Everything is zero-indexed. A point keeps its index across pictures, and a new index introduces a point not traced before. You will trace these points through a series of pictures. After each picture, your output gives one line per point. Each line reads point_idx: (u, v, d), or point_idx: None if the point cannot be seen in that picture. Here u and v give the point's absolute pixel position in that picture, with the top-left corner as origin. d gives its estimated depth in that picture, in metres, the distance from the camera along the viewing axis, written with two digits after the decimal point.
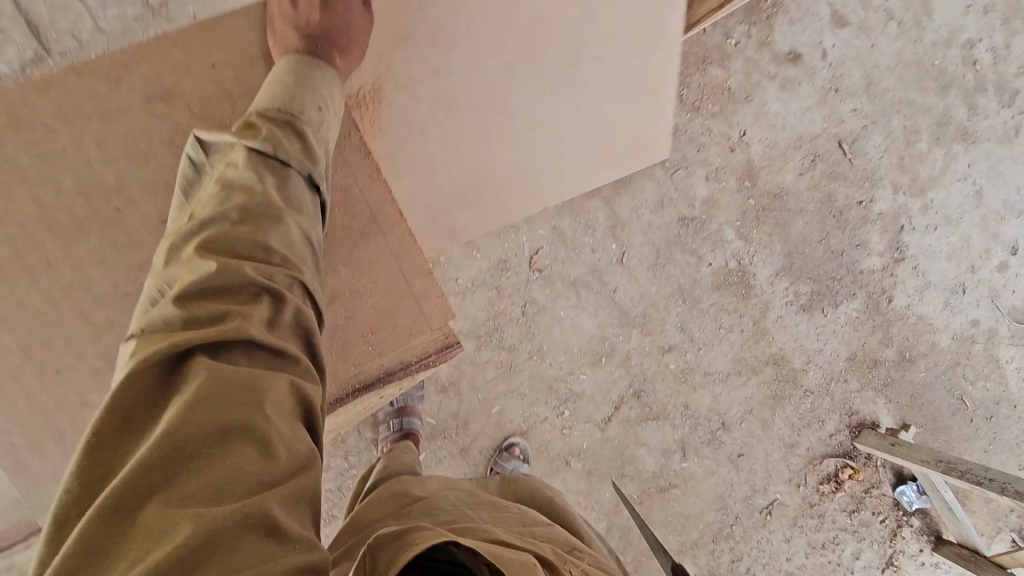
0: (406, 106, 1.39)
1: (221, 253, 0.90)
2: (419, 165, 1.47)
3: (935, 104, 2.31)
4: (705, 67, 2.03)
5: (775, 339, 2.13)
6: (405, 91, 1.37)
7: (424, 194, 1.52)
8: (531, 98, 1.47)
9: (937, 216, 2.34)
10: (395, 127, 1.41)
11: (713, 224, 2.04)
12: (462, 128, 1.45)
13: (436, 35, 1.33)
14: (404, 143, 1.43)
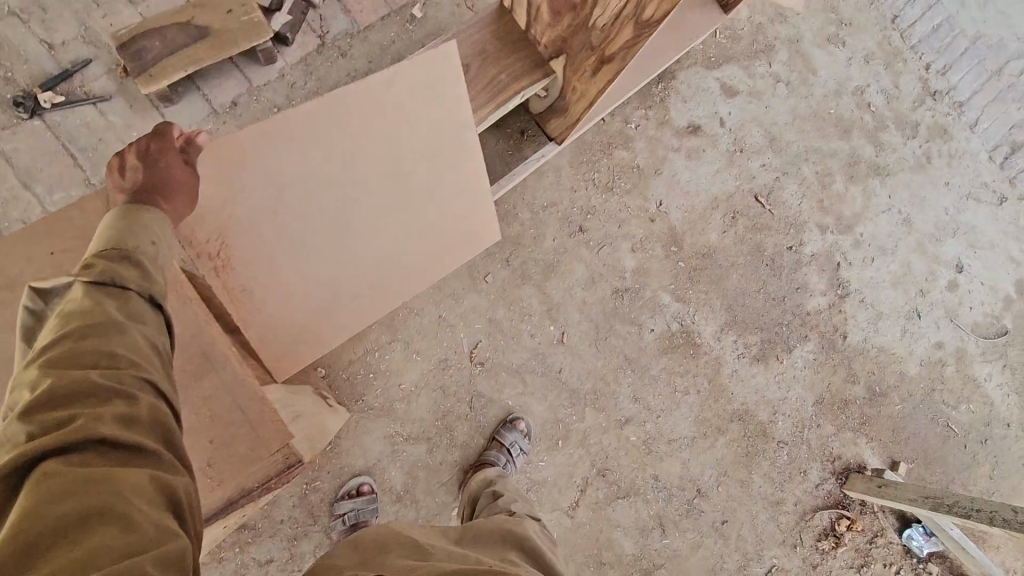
0: (251, 251, 1.39)
1: (63, 367, 0.80)
2: (275, 302, 1.47)
3: (841, 147, 2.46)
4: (611, 150, 2.17)
5: (735, 395, 2.13)
6: (247, 236, 1.37)
7: (281, 320, 1.50)
8: (381, 219, 1.52)
9: (871, 248, 2.41)
10: (243, 272, 1.39)
11: (648, 291, 2.11)
12: (314, 257, 1.48)
13: (274, 180, 1.35)
14: (256, 284, 1.42)
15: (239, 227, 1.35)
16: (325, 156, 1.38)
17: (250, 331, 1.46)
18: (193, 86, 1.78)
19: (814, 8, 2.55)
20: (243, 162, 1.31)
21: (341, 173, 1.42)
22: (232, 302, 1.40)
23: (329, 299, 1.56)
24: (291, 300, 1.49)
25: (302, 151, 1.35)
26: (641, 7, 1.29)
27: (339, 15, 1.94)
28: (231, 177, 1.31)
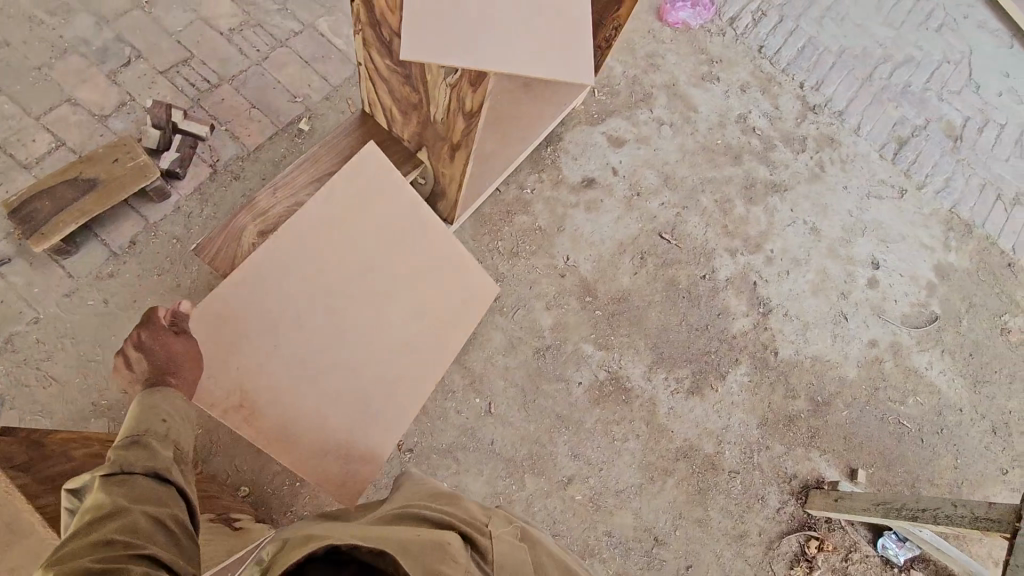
0: (263, 389, 1.37)
1: (63, 561, 0.83)
2: (311, 426, 1.42)
3: (735, 173, 2.57)
4: (512, 216, 2.26)
5: (676, 433, 2.12)
6: (256, 376, 1.37)
7: (326, 439, 1.43)
8: (376, 314, 1.53)
9: (784, 261, 2.47)
10: (265, 411, 1.37)
11: (569, 345, 2.14)
12: (331, 372, 1.46)
13: (262, 320, 1.38)
14: (284, 417, 1.39)
15: (245, 374, 1.36)
16: (299, 281, 1.43)
17: (301, 465, 1.39)
18: (91, 234, 1.87)
19: (684, 51, 2.72)
20: (230, 316, 1.35)
21: (321, 289, 1.46)
22: (267, 445, 1.36)
23: (365, 402, 1.50)
24: (329, 417, 1.44)
25: (280, 287, 1.41)
26: (461, 101, 1.38)
27: (228, 142, 2.07)
28: (224, 335, 1.34)
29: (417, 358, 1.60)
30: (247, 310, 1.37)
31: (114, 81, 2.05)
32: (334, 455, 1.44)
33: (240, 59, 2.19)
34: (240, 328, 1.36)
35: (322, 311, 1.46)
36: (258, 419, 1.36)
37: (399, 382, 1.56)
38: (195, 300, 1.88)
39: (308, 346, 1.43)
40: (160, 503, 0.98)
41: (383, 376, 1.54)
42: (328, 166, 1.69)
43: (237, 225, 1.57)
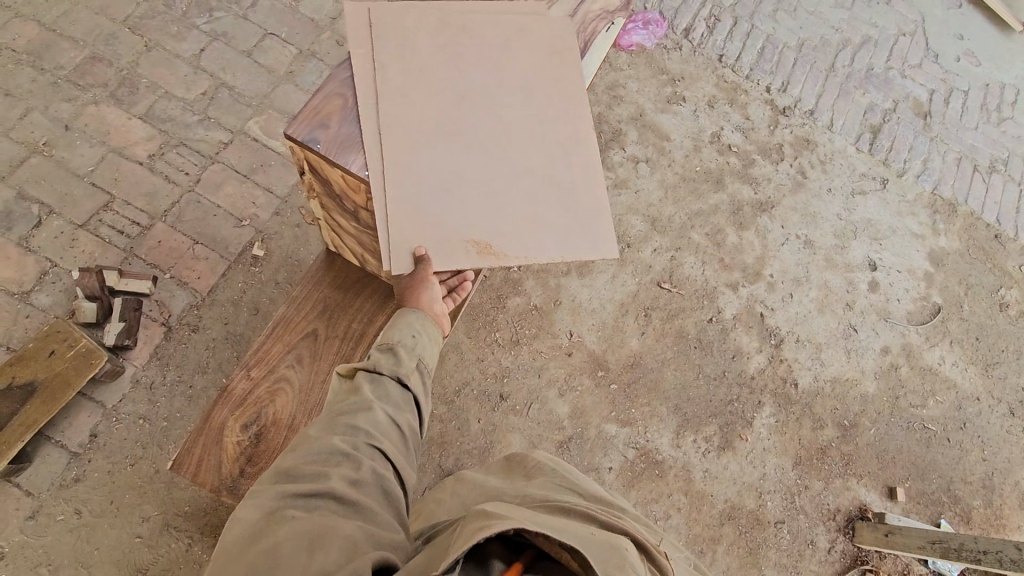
0: (495, 215, 1.03)
1: (326, 429, 1.01)
2: (568, 212, 1.08)
3: (720, 200, 2.46)
4: (504, 301, 2.10)
5: (716, 496, 2.04)
6: (473, 216, 1.02)
7: (565, 210, 1.08)
8: (524, 73, 1.14)
9: (786, 285, 2.39)
10: (509, 235, 1.03)
11: (591, 430, 2.02)
12: (506, 159, 1.07)
13: (428, 162, 1.02)
14: (535, 226, 1.05)
15: (457, 224, 1.01)
16: (401, 124, 1.03)
17: (574, 242, 1.06)
18: (43, 438, 1.63)
19: (645, 76, 2.58)
20: (395, 197, 0.99)
21: (420, 110, 1.05)
22: (547, 258, 1.04)
23: (590, 141, 1.14)
24: (570, 194, 1.09)
25: (409, 120, 1.03)
26: None
27: (177, 291, 1.83)
28: (402, 214, 0.99)
29: (549, 84, 1.15)
30: (392, 195, 0.99)
31: (28, 248, 1.77)
32: (585, 205, 1.09)
33: (169, 188, 1.93)
34: (409, 190, 1.00)
35: (442, 121, 1.05)
36: (516, 249, 1.03)
37: (562, 110, 1.14)
38: (180, 483, 1.67)
39: (468, 164, 1.04)
40: (396, 408, 1.10)
41: (547, 120, 1.12)
42: (303, 326, 1.49)
43: (216, 422, 1.37)
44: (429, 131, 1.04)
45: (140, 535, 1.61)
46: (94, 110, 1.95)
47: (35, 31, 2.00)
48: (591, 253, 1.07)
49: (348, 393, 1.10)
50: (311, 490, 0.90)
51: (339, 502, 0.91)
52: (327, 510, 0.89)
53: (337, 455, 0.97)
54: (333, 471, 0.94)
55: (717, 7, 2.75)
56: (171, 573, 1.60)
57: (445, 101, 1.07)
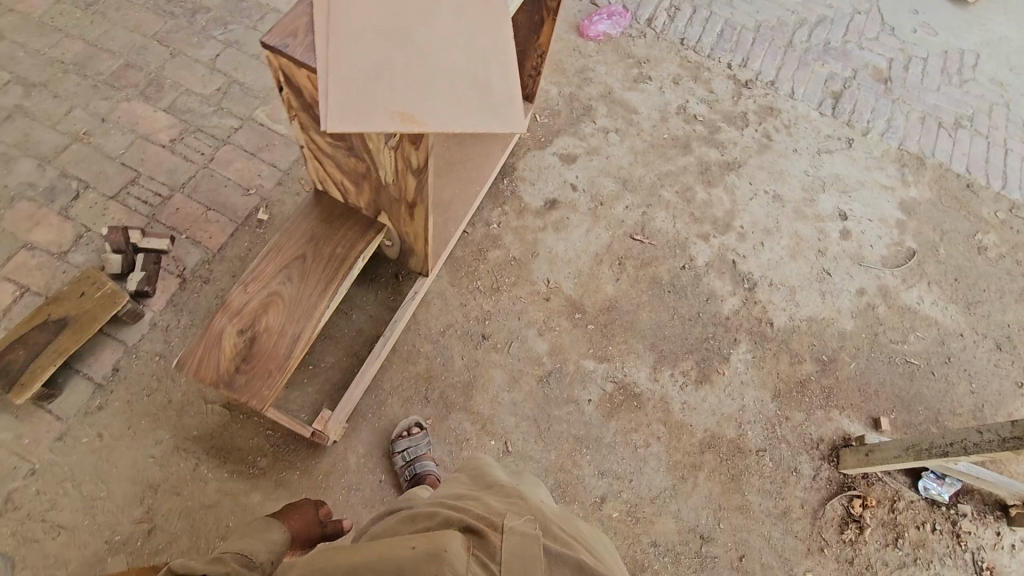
0: (419, 95, 1.23)
1: None
2: (484, 96, 1.27)
3: (688, 162, 2.64)
4: (485, 254, 2.29)
5: (695, 426, 2.11)
6: (400, 95, 1.23)
7: (481, 96, 1.26)
8: None
9: (756, 234, 2.52)
10: (430, 111, 1.22)
11: (570, 365, 2.15)
12: (432, 56, 1.28)
13: (366, 55, 1.25)
14: (453, 106, 1.24)
15: (386, 100, 1.22)
16: (348, 28, 1.27)
17: (486, 121, 1.24)
18: (72, 371, 1.85)
19: (612, 60, 2.83)
20: (336, 78, 1.21)
21: (365, 18, 1.29)
22: (464, 128, 1.22)
23: (508, 49, 1.35)
24: (486, 84, 1.28)
25: (353, 26, 1.27)
26: (407, 160, 1.42)
27: (191, 249, 2.08)
28: (341, 89, 1.20)
29: (477, 7, 1.38)
30: (334, 76, 1.21)
31: (67, 216, 2.06)
32: (499, 95, 1.28)
33: (186, 166, 2.22)
34: (347, 73, 1.22)
35: (382, 27, 1.29)
36: (434, 120, 1.21)
37: (487, 26, 1.36)
38: (189, 411, 1.85)
39: (400, 58, 1.26)
40: None
41: (473, 31, 1.34)
42: (292, 250, 1.71)
43: (215, 327, 1.58)
44: (370, 34, 1.27)
45: (153, 456, 1.79)
46: (126, 105, 2.28)
47: (81, 47, 2.37)
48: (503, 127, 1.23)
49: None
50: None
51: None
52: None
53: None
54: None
55: None
56: (179, 490, 1.76)
57: (387, 14, 1.31)
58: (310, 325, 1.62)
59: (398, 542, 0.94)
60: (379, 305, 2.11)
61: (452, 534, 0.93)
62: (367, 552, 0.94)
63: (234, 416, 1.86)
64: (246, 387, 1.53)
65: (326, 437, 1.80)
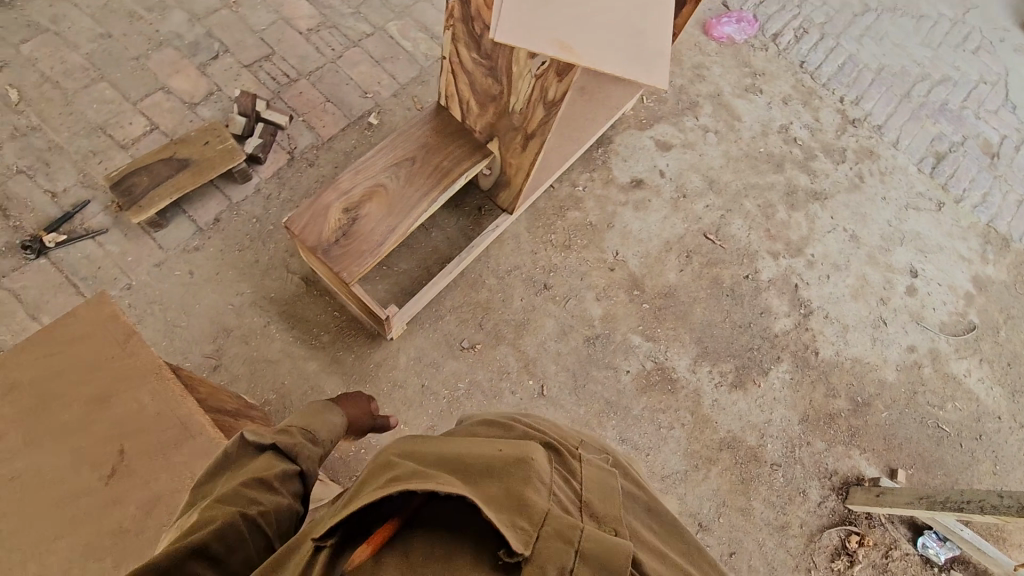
0: (581, 31, 1.32)
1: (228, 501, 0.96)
2: (637, 48, 1.34)
3: (777, 181, 2.67)
4: (564, 212, 2.38)
5: (720, 424, 2.19)
6: (565, 25, 1.31)
7: (635, 48, 1.34)
8: None
9: (825, 266, 2.55)
10: (587, 49, 1.31)
11: (618, 335, 2.23)
12: None
13: None
14: (608, 50, 1.32)
15: (551, 27, 1.30)
16: None
17: (636, 71, 1.31)
18: (179, 209, 2.01)
19: (729, 64, 2.86)
20: None
21: None
22: (611, 73, 1.30)
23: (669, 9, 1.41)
24: (642, 37, 1.35)
25: None
26: (544, 91, 1.52)
27: (305, 132, 2.23)
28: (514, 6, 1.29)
29: None
30: None
31: (204, 73, 2.21)
32: (652, 50, 1.35)
33: (316, 56, 2.35)
34: None
35: None
36: (589, 58, 1.30)
37: None
38: (272, 275, 2.01)
39: None
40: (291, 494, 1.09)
41: None
42: (406, 153, 1.82)
43: (325, 201, 1.71)
44: None
45: (232, 304, 1.95)
46: None
47: None
48: (649, 81, 1.31)
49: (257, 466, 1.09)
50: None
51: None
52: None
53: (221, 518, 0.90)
54: (209, 534, 0.86)
55: (808, 21, 3.02)
56: (248, 340, 1.92)
57: None
58: (407, 222, 1.74)
59: (479, 442, 0.92)
60: (458, 230, 2.22)
61: (534, 446, 0.93)
62: (448, 445, 0.91)
63: (309, 290, 2.02)
64: (340, 259, 1.66)
65: (388, 331, 1.94)
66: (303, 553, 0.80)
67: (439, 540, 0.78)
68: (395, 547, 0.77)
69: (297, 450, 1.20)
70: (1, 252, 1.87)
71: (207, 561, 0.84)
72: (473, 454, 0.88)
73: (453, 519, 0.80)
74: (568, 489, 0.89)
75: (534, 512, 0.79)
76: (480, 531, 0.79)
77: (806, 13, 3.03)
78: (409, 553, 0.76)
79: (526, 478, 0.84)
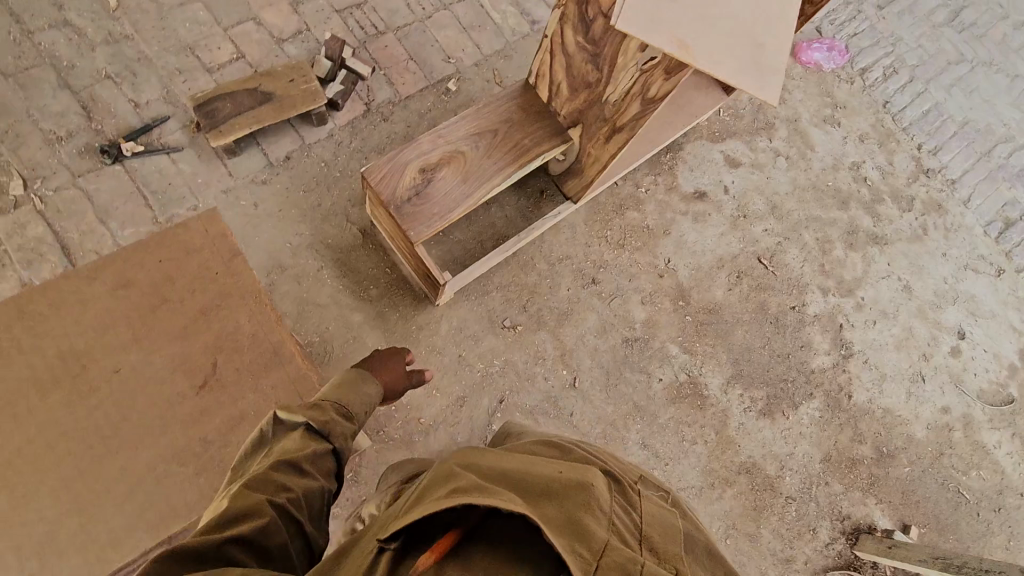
0: (700, 33, 1.29)
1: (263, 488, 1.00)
2: (752, 60, 1.31)
3: (840, 217, 2.62)
4: (624, 211, 2.36)
5: (742, 448, 2.18)
6: (685, 25, 1.29)
7: (750, 59, 1.31)
8: None
9: (873, 311, 2.51)
10: (703, 51, 1.28)
11: (656, 342, 2.23)
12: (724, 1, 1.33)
13: None
14: (724, 56, 1.29)
15: (671, 24, 1.28)
16: None
17: (747, 82, 1.29)
18: (253, 140, 2.03)
19: (811, 92, 2.80)
20: None
21: None
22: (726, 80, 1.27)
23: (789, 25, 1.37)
24: (759, 50, 1.32)
25: None
26: (646, 86, 1.51)
27: (384, 86, 2.23)
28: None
29: None
30: None
31: (296, 11, 2.22)
32: (766, 63, 1.32)
33: (406, 13, 2.34)
34: None
35: None
36: (704, 61, 1.28)
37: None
38: (332, 222, 2.03)
39: None
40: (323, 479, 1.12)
41: None
42: (489, 124, 1.82)
43: (403, 157, 1.73)
44: None
45: (290, 243, 1.97)
46: None
47: None
48: (760, 94, 1.28)
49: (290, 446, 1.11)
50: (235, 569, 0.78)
51: (246, 566, 0.87)
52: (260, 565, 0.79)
53: (256, 503, 0.95)
54: (246, 524, 0.90)
55: (899, 61, 2.94)
56: (300, 281, 1.94)
57: None
58: (479, 192, 1.74)
59: (542, 461, 0.89)
60: (517, 210, 2.21)
61: (597, 472, 0.89)
62: (507, 461, 0.89)
63: (365, 243, 2.03)
64: (410, 218, 1.68)
65: (437, 297, 1.96)
66: (363, 554, 0.83)
67: (497, 558, 0.76)
68: (453, 557, 0.76)
69: (334, 426, 1.22)
70: (80, 153, 1.90)
71: (245, 546, 0.89)
72: (534, 470, 0.86)
73: (509, 536, 0.78)
74: (629, 518, 0.84)
75: (594, 541, 0.74)
76: (539, 554, 0.76)
77: (899, 53, 2.95)
78: (468, 565, 0.75)
79: (588, 504, 0.80)
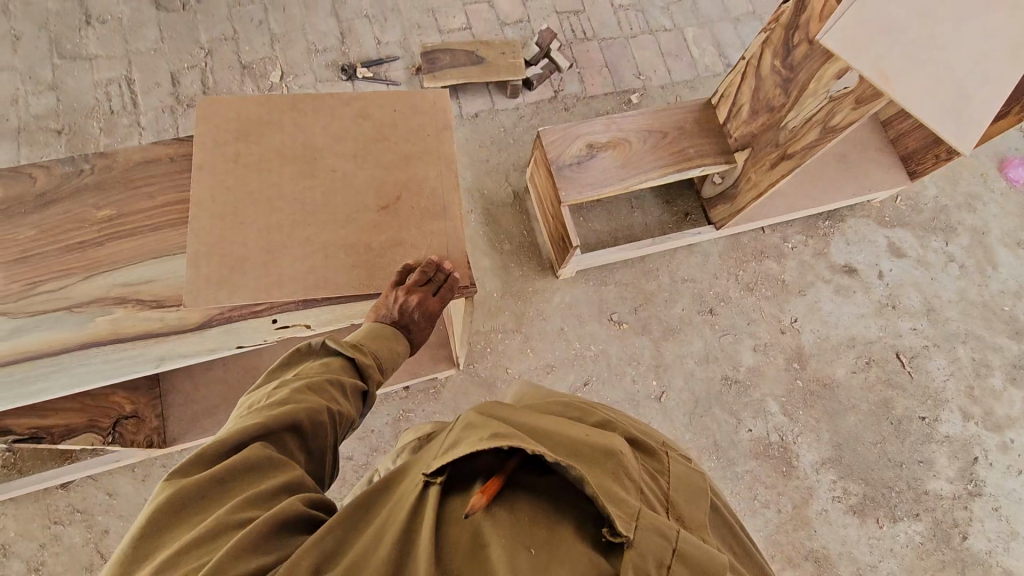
0: (911, 63, 1.32)
1: (313, 390, 0.93)
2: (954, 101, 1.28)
3: (1008, 346, 2.33)
4: (762, 258, 2.32)
5: (817, 534, 2.00)
6: (896, 52, 1.33)
7: (952, 100, 1.28)
8: None
9: (1021, 459, 2.18)
10: (905, 81, 1.32)
11: (756, 392, 2.14)
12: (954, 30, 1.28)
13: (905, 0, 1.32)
14: (925, 91, 1.30)
15: (880, 50, 1.34)
16: None
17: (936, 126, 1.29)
18: (454, 94, 2.35)
19: (1012, 209, 2.52)
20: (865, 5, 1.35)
21: None
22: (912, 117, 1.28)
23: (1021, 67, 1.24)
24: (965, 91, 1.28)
25: None
26: (830, 114, 1.55)
27: (574, 82, 2.45)
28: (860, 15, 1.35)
29: None
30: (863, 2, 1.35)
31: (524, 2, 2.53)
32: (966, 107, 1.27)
33: (614, 28, 2.56)
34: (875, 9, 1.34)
35: None
36: (901, 91, 1.32)
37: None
38: (493, 177, 2.26)
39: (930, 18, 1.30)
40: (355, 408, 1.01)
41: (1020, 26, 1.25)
42: (664, 124, 1.92)
43: (583, 130, 1.89)
44: None
45: None
46: None
47: None
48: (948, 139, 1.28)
49: (337, 365, 1.02)
50: (272, 484, 0.75)
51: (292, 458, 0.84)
52: (297, 499, 0.74)
53: (312, 403, 0.89)
54: (300, 412, 0.87)
55: None
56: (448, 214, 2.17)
57: None
58: (636, 179, 1.86)
59: (563, 423, 0.85)
60: (657, 220, 2.26)
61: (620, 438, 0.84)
62: (533, 416, 0.85)
63: (513, 205, 2.24)
64: (565, 180, 1.83)
65: (559, 269, 2.07)
66: (404, 486, 0.76)
67: (542, 507, 0.72)
68: (500, 503, 0.71)
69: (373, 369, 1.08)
70: (326, 65, 2.33)
71: (297, 435, 0.86)
72: (561, 432, 0.81)
73: (545, 489, 0.74)
74: (657, 486, 0.80)
75: (626, 503, 0.69)
76: (578, 510, 0.72)
77: None
78: (514, 509, 0.71)
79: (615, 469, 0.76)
